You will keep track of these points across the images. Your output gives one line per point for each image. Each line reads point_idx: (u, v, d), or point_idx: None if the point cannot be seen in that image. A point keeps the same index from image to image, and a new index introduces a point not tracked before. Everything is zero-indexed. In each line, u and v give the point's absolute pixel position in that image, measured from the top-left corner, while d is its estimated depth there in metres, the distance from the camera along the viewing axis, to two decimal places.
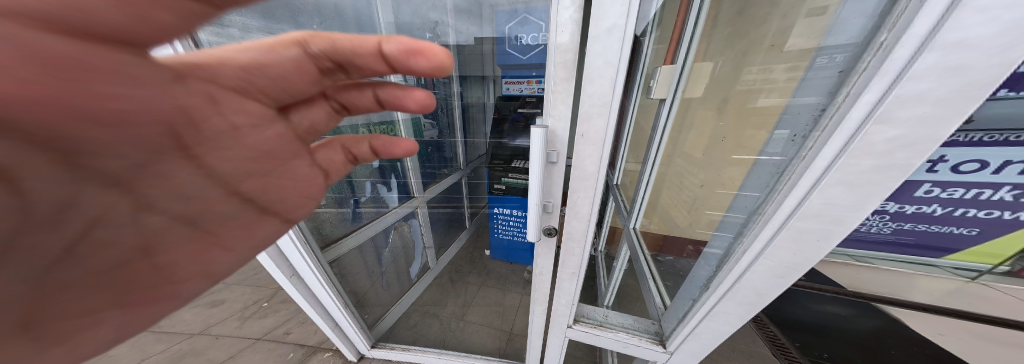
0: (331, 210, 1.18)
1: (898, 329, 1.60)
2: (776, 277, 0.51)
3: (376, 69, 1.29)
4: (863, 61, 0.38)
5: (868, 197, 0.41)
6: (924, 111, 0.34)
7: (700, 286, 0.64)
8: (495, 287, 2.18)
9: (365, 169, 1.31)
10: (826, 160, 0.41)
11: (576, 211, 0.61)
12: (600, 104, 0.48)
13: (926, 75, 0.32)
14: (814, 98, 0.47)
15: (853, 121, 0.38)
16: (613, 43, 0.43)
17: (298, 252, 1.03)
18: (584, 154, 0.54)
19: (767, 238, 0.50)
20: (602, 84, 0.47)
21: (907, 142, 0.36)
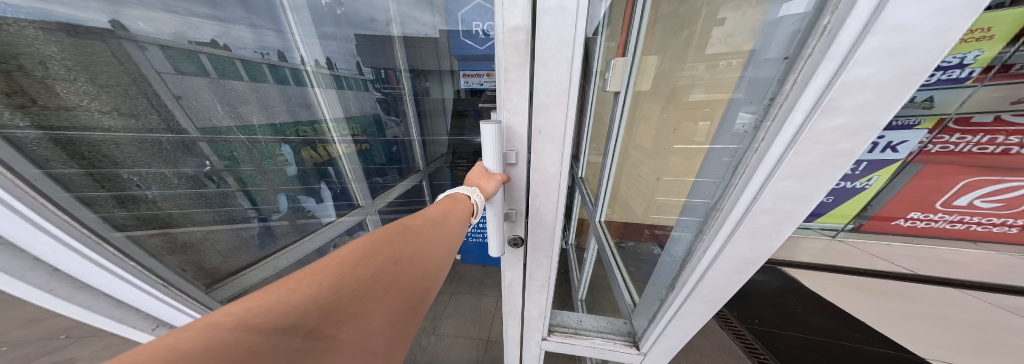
0: (216, 237, 0.90)
1: (797, 287, 1.90)
2: (735, 273, 0.46)
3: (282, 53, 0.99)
4: (806, 46, 0.30)
5: (815, 187, 0.34)
6: (867, 99, 0.27)
7: (668, 280, 0.59)
8: (469, 294, 2.04)
9: (275, 177, 1.03)
10: (772, 158, 0.34)
11: (539, 218, 0.53)
12: (557, 92, 0.40)
13: (871, 59, 0.25)
14: (760, 86, 0.38)
15: (801, 111, 0.30)
16: (566, 19, 0.35)
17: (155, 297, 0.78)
18: (544, 155, 0.46)
19: (725, 236, 0.42)
20: (558, 66, 0.38)
21: (852, 131, 0.29)
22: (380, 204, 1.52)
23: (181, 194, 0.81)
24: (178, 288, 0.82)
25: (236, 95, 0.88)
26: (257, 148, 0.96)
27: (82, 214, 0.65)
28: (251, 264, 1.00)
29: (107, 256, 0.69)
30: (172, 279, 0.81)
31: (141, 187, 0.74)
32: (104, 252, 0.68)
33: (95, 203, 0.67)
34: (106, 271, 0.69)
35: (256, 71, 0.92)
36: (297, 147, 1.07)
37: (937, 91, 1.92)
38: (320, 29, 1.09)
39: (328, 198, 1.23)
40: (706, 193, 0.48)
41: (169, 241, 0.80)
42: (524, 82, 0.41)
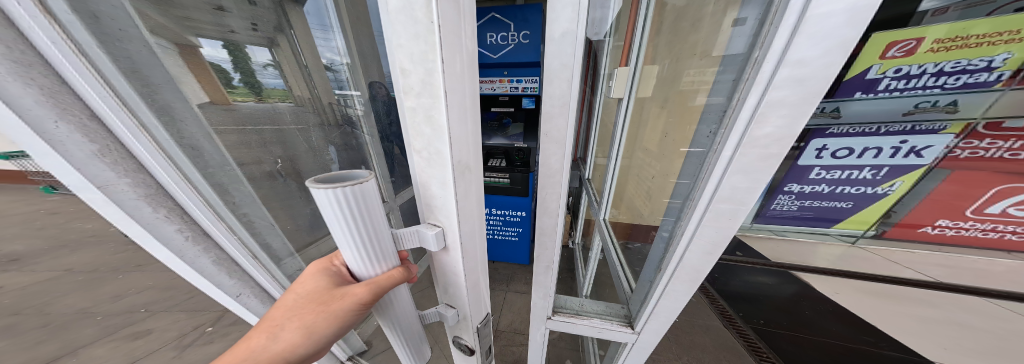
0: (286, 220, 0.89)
1: (810, 291, 1.87)
2: (706, 253, 0.55)
3: None
4: (745, 72, 0.39)
5: (758, 180, 0.43)
6: (784, 113, 0.36)
7: (657, 263, 0.68)
8: None
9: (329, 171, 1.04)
10: (725, 156, 0.43)
11: (546, 207, 0.62)
12: (559, 103, 0.50)
13: (783, 84, 0.34)
14: (720, 98, 0.47)
15: (742, 121, 0.39)
16: (567, 49, 0.45)
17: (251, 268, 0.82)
18: (548, 155, 0.55)
19: (697, 221, 0.51)
20: (559, 85, 0.48)
21: (779, 137, 0.38)
22: None
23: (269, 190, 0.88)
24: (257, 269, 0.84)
25: None
26: None
27: (220, 207, 0.68)
28: None
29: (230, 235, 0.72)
30: (258, 253, 0.82)
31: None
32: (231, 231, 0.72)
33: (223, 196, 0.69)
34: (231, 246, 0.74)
35: None
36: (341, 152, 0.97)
37: (962, 95, 1.86)
38: None
39: None
40: (685, 189, 0.57)
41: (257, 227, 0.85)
42: (432, 97, 0.37)
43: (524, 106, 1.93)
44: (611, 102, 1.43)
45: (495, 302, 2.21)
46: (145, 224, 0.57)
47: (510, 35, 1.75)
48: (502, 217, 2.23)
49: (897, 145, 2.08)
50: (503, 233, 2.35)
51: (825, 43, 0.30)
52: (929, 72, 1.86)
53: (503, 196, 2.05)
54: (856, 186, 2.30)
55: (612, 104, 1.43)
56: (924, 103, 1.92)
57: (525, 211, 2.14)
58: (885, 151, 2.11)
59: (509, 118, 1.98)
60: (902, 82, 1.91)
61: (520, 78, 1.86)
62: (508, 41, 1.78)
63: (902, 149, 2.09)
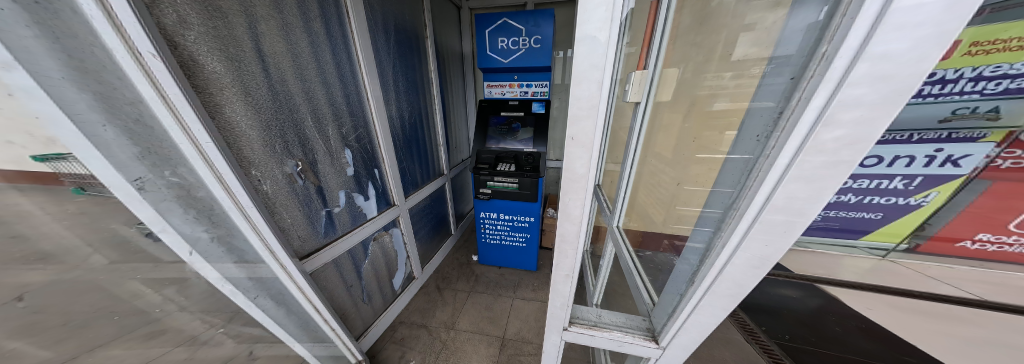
0: (302, 227, 1.06)
1: (837, 306, 1.77)
2: (753, 268, 0.50)
3: (348, 66, 1.18)
4: (809, 69, 0.36)
5: (823, 189, 0.38)
6: (861, 114, 0.32)
7: (689, 276, 0.64)
8: (486, 293, 2.34)
9: (339, 178, 1.20)
10: (784, 159, 0.39)
11: (568, 214, 0.59)
12: (587, 106, 0.47)
13: (863, 81, 0.30)
14: (771, 101, 0.44)
15: (805, 124, 0.36)
16: (600, 50, 0.43)
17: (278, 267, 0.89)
18: (575, 160, 0.52)
19: (742, 232, 0.47)
20: (590, 87, 0.46)
21: (853, 140, 0.34)
22: (409, 204, 1.85)
23: (274, 178, 0.90)
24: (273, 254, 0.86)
25: (320, 110, 1.05)
26: (329, 153, 1.11)
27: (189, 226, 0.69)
28: (313, 251, 1.15)
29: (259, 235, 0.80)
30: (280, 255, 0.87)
31: (260, 181, 0.85)
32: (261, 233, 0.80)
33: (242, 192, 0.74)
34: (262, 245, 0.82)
35: (330, 88, 1.09)
36: (296, 155, 0.97)
37: (1003, 101, 1.77)
38: (375, 42, 1.37)
39: (372, 194, 1.44)
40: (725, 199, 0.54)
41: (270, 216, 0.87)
42: None
43: (534, 111, 1.94)
44: (624, 105, 1.40)
45: (502, 308, 2.18)
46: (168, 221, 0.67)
47: (520, 40, 1.75)
48: (510, 223, 2.21)
49: (932, 154, 1.98)
50: (511, 238, 2.33)
51: (919, 32, 0.27)
52: (966, 77, 1.76)
53: (512, 202, 2.02)
54: (885, 196, 2.18)
55: (625, 108, 1.40)
56: (964, 109, 1.83)
57: (534, 217, 2.11)
58: (918, 159, 2.01)
59: (519, 123, 1.98)
60: (936, 87, 1.82)
61: (530, 83, 1.90)
62: (519, 46, 1.77)
63: (937, 158, 1.99)
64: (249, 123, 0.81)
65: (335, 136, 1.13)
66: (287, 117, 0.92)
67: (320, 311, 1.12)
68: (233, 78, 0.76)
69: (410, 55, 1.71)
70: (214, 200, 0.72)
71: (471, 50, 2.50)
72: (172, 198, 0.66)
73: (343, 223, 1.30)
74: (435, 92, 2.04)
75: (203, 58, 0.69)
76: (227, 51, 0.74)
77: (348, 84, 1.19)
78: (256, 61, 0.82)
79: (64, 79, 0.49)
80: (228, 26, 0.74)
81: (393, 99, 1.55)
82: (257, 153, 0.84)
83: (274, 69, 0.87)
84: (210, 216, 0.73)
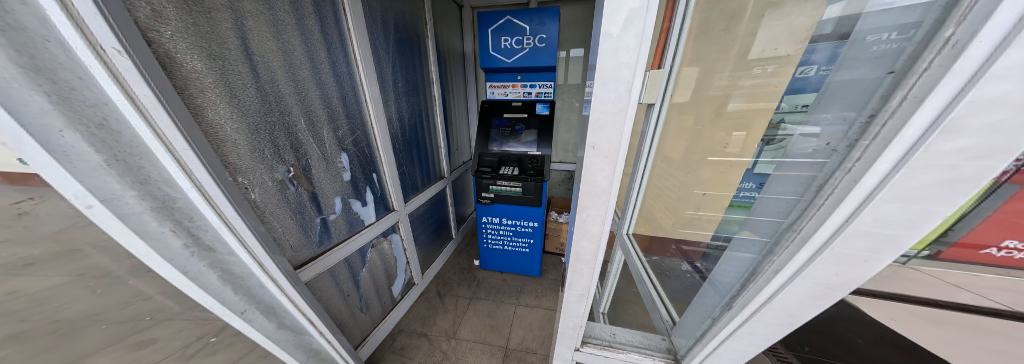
0: (295, 236, 1.00)
1: (855, 316, 1.70)
2: (812, 298, 0.44)
3: (342, 66, 1.11)
4: (921, 60, 0.32)
5: (929, 212, 0.33)
6: (1002, 118, 0.27)
7: (728, 291, 0.59)
8: (488, 299, 2.27)
9: (336, 183, 1.14)
10: (884, 165, 0.33)
11: (586, 230, 0.52)
12: (614, 110, 0.40)
13: (1014, 74, 0.25)
14: (851, 100, 0.41)
15: (915, 127, 0.30)
16: (631, 43, 0.36)
17: (270, 281, 0.83)
18: (598, 171, 0.45)
19: (806, 259, 0.42)
20: (618, 86, 0.39)
21: (977, 153, 0.29)
22: (409, 209, 1.79)
23: (265, 185, 0.83)
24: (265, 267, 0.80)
25: (313, 112, 0.98)
26: (324, 157, 1.05)
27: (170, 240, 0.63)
28: (307, 261, 1.08)
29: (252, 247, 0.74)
30: (271, 268, 0.82)
31: (249, 189, 0.78)
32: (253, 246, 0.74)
33: (235, 201, 0.68)
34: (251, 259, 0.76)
35: (324, 88, 1.02)
36: (288, 161, 0.90)
37: None
38: (372, 39, 1.30)
39: (370, 200, 1.38)
40: (777, 210, 0.50)
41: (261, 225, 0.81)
42: None
43: (538, 112, 1.87)
44: None
45: (505, 315, 2.11)
46: (149, 239, 0.59)
47: (524, 39, 1.68)
48: (513, 228, 2.14)
49: None
50: (513, 243, 2.26)
51: None
52: None
53: (515, 206, 1.95)
54: None
55: None
56: None
57: (538, 222, 2.04)
58: None
59: (522, 125, 1.91)
60: None
61: (534, 83, 1.85)
62: (523, 45, 1.71)
63: None
64: (235, 127, 0.73)
65: (330, 139, 1.06)
66: (278, 120, 0.85)
67: (314, 324, 1.06)
68: (217, 79, 0.68)
69: (410, 54, 1.64)
70: (196, 211, 0.64)
71: (472, 49, 2.43)
72: (149, 211, 0.58)
73: (340, 230, 1.24)
74: (436, 92, 1.97)
75: (182, 57, 0.61)
76: (210, 48, 0.67)
77: (344, 84, 1.12)
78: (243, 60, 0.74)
79: (15, 75, 0.42)
80: (210, 21, 0.66)
81: (391, 100, 1.49)
82: (245, 159, 0.76)
83: (263, 69, 0.80)
84: (191, 229, 0.65)
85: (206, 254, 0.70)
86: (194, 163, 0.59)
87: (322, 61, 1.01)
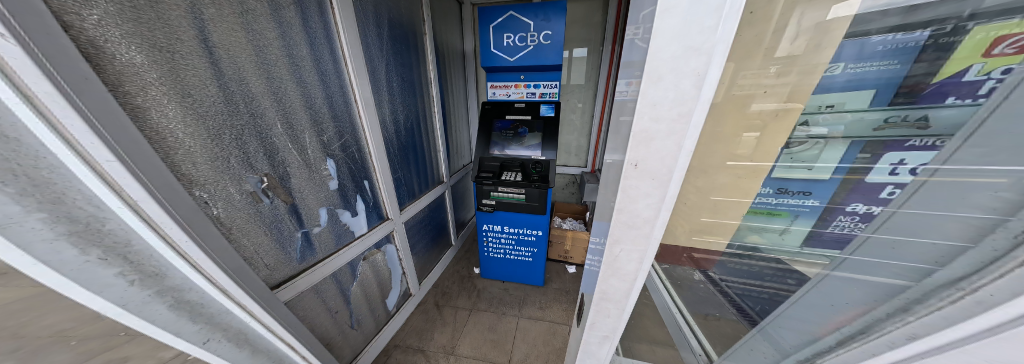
0: (271, 254, 0.89)
1: None
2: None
3: (328, 62, 0.99)
4: None
5: None
6: None
7: (838, 325, 0.56)
8: (488, 311, 2.15)
9: (320, 193, 1.03)
10: None
11: (617, 267, 0.41)
12: (670, 115, 0.28)
13: None
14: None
15: None
16: (704, 18, 0.24)
17: (236, 305, 0.73)
18: (639, 197, 0.33)
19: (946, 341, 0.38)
20: (679, 82, 0.26)
21: None
22: (405, 218, 1.67)
23: (231, 197, 0.72)
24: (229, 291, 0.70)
25: (293, 114, 0.86)
26: (306, 163, 0.93)
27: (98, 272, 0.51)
28: (287, 278, 0.98)
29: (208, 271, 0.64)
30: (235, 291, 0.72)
31: (210, 204, 0.67)
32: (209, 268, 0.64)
33: (183, 219, 0.58)
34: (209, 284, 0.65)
35: (306, 88, 0.90)
36: (261, 169, 0.78)
37: None
38: (363, 34, 1.19)
39: (361, 210, 1.27)
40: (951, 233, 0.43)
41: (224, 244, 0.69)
42: None
43: (543, 114, 1.75)
44: None
45: (507, 329, 2.00)
46: (67, 271, 0.48)
47: (528, 35, 1.57)
48: (516, 236, 2.02)
49: None
50: (516, 252, 2.15)
51: None
52: None
53: (518, 214, 1.84)
54: None
55: None
56: None
57: (542, 230, 1.92)
58: None
59: (525, 127, 1.79)
60: None
61: (538, 83, 1.73)
62: (528, 42, 1.59)
63: None
64: (191, 132, 0.61)
65: (313, 144, 0.95)
66: (248, 124, 0.73)
67: (295, 349, 0.97)
68: (165, 75, 0.56)
69: (407, 52, 1.53)
70: (134, 234, 0.53)
71: (472, 48, 2.32)
72: (67, 236, 0.47)
73: (326, 243, 1.14)
74: (434, 93, 1.86)
75: (115, 47, 0.49)
76: (156, 38, 0.55)
77: (329, 82, 1.01)
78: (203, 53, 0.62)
79: None
80: (156, 4, 0.54)
81: (385, 101, 1.37)
82: (204, 170, 0.65)
83: (228, 65, 0.67)
84: (128, 255, 0.54)
85: (152, 283, 0.58)
86: (123, 177, 0.47)
87: (303, 56, 0.89)
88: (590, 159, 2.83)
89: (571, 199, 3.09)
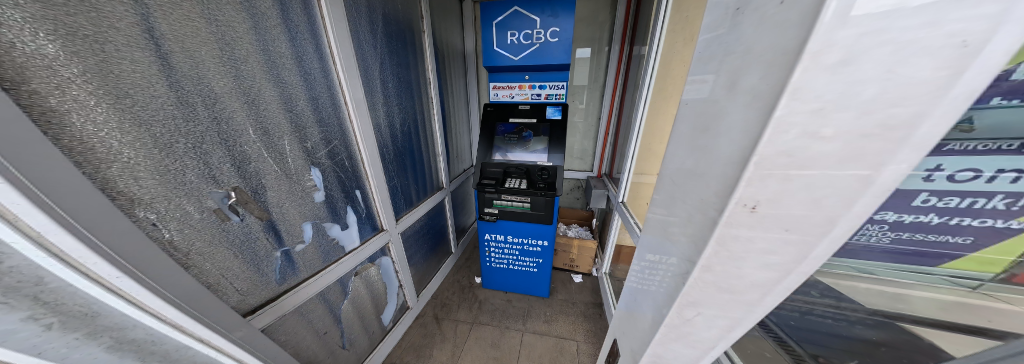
0: (242, 276, 0.77)
1: None
2: None
3: (314, 60, 0.88)
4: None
5: None
6: None
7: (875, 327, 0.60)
8: (490, 324, 2.03)
9: (304, 205, 0.92)
10: None
11: (692, 322, 0.36)
12: (837, 152, 0.21)
13: None
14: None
15: None
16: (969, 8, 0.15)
17: (200, 340, 0.61)
18: (748, 250, 0.28)
19: None
20: (857, 109, 0.19)
21: None
22: (401, 228, 1.56)
23: (188, 216, 0.60)
24: (184, 330, 0.57)
25: (270, 119, 0.75)
26: (285, 173, 0.82)
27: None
28: (267, 301, 0.89)
29: (152, 305, 0.51)
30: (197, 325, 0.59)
31: (158, 227, 0.55)
32: (153, 303, 0.52)
33: (109, 247, 0.46)
34: (158, 320, 0.53)
35: (286, 89, 0.79)
36: (228, 183, 0.67)
37: None
38: (355, 29, 1.08)
39: (352, 222, 1.16)
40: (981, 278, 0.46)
41: (175, 270, 0.57)
42: None
43: (549, 117, 1.63)
44: None
45: (510, 345, 1.87)
46: None
47: (535, 32, 1.46)
48: (519, 246, 1.91)
49: None
50: (519, 263, 2.03)
51: None
52: None
53: (522, 223, 1.72)
54: None
55: None
56: None
57: (548, 240, 1.80)
58: None
59: (530, 131, 1.68)
60: None
61: (544, 84, 1.63)
62: (533, 40, 1.48)
63: None
64: (132, 141, 0.50)
65: (294, 152, 0.84)
66: (212, 129, 0.62)
67: None
68: (93, 71, 0.45)
69: (404, 51, 1.43)
70: (44, 268, 0.42)
71: (474, 47, 2.22)
72: None
73: (312, 260, 1.02)
74: (433, 94, 1.76)
75: (11, 34, 0.37)
76: (76, 23, 0.43)
77: (315, 81, 0.89)
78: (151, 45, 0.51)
79: None
80: None
81: (379, 104, 1.26)
82: (150, 186, 0.53)
83: (184, 59, 0.56)
84: (39, 295, 0.42)
85: (80, 324, 0.46)
86: (12, 202, 0.36)
87: (283, 51, 0.77)
88: (596, 164, 2.71)
89: (576, 204, 2.98)
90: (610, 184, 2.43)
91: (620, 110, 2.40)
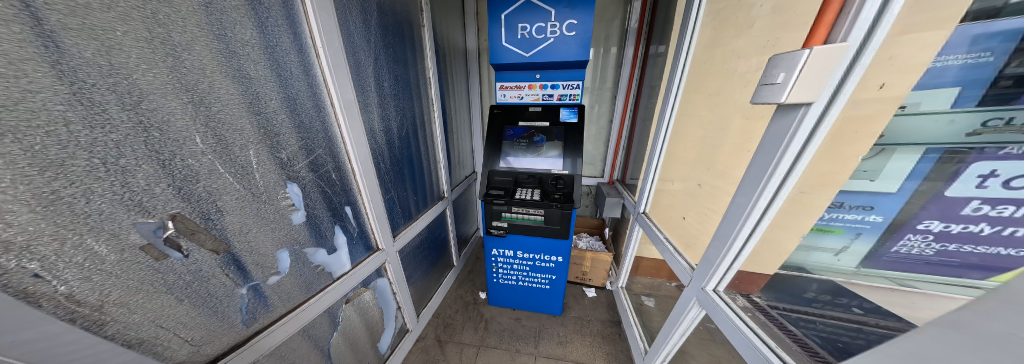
0: (189, 323, 0.60)
1: None
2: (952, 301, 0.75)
3: (292, 52, 0.72)
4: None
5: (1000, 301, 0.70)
6: None
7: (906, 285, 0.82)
8: (499, 347, 1.84)
9: (280, 229, 0.75)
10: None
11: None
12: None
13: None
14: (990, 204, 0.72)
15: None
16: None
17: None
18: None
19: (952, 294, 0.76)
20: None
21: None
22: (399, 245, 1.39)
23: (96, 261, 0.44)
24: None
25: (230, 125, 0.58)
26: (250, 191, 0.64)
27: None
28: (231, 349, 0.71)
29: None
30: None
31: (48, 277, 0.40)
32: None
33: None
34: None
35: (252, 86, 0.62)
36: (163, 208, 0.49)
37: None
38: (345, 19, 0.92)
39: (342, 244, 1.00)
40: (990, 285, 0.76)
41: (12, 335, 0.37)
42: None
43: (563, 119, 1.48)
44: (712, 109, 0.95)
45: None
46: None
47: (549, 25, 1.32)
48: (530, 262, 1.73)
49: None
50: (530, 279, 1.85)
51: None
52: None
53: (534, 237, 1.55)
54: None
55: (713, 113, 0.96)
56: None
57: (563, 256, 1.63)
58: None
59: (542, 135, 1.52)
60: None
61: (557, 83, 1.46)
62: (547, 34, 1.34)
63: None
64: None
65: (263, 164, 0.66)
66: (137, 136, 0.44)
67: None
68: None
69: (401, 46, 1.28)
70: None
71: (476, 46, 2.07)
72: None
73: (288, 294, 0.84)
74: (434, 95, 1.60)
75: None
76: None
77: (293, 77, 0.72)
78: (25, 17, 0.34)
79: None
80: None
81: (374, 106, 1.10)
82: (26, 218, 0.37)
83: (91, 39, 0.39)
84: None
85: None
86: None
87: (251, 38, 0.61)
88: (607, 169, 2.55)
89: (584, 211, 2.81)
90: (625, 191, 2.27)
91: (634, 112, 2.26)
